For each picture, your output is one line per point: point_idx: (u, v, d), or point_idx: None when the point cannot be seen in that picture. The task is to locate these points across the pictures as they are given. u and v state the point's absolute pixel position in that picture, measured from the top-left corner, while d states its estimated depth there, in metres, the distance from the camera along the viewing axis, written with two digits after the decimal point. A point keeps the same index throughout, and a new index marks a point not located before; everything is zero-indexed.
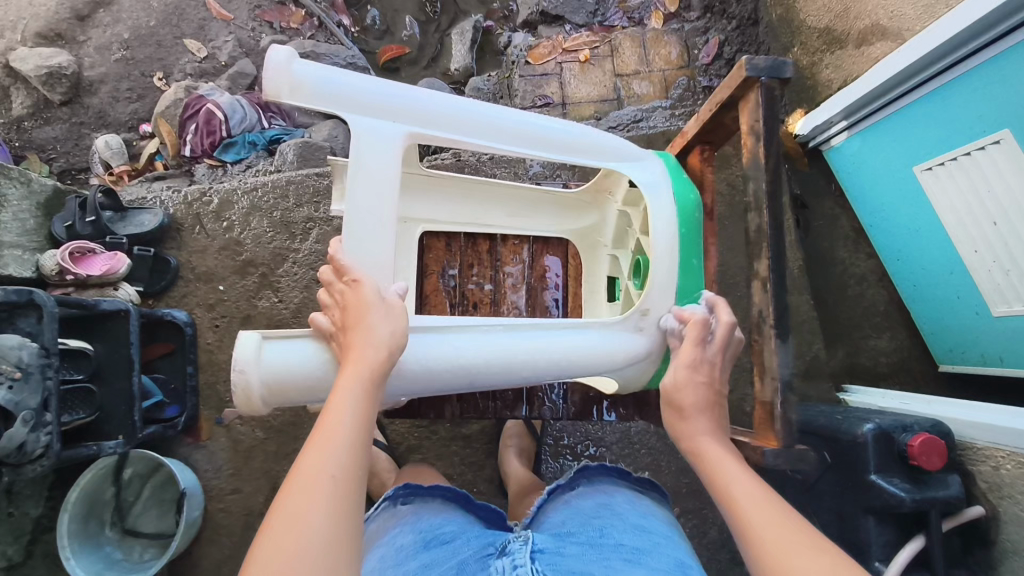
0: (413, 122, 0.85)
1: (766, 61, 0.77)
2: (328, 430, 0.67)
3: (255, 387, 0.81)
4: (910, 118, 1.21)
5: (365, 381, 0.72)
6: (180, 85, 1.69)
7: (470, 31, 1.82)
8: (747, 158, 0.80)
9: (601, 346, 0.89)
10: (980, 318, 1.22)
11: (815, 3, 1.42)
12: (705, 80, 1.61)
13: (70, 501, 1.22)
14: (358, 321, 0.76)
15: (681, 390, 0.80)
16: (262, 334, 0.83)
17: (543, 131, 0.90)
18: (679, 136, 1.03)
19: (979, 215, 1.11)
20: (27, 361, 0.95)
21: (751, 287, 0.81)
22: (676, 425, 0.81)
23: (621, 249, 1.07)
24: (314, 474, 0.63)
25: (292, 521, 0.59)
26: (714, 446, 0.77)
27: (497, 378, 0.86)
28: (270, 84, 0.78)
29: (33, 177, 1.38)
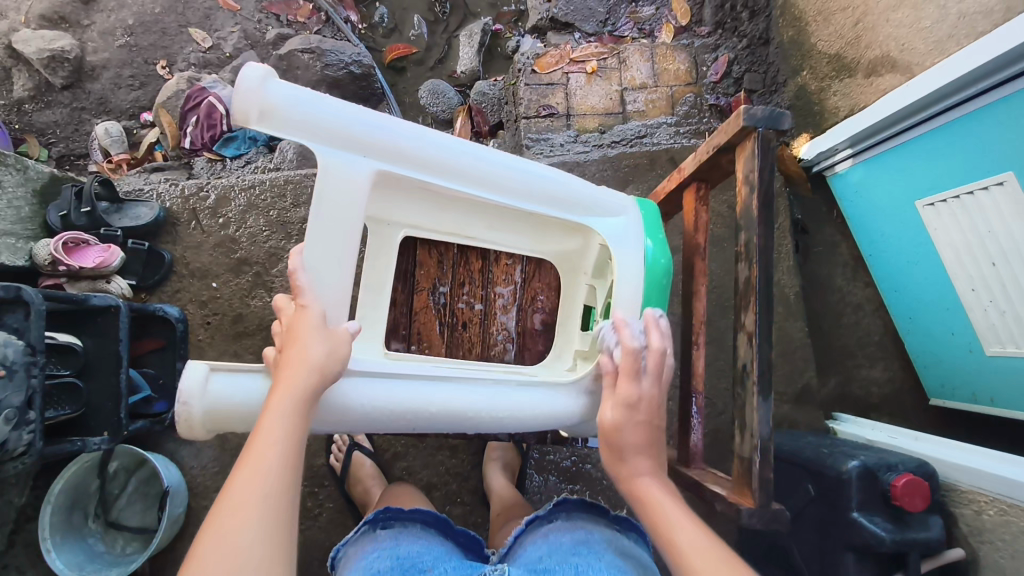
0: (382, 152, 0.83)
1: (764, 112, 0.75)
2: (255, 459, 0.65)
3: (199, 416, 0.81)
4: (916, 152, 1.19)
5: (297, 411, 0.71)
6: (182, 76, 1.68)
7: (479, 34, 1.81)
8: (742, 206, 0.80)
9: (549, 405, 0.90)
10: (972, 358, 1.21)
11: (827, 28, 1.40)
12: (712, 98, 1.60)
13: (54, 492, 1.22)
14: (295, 346, 0.75)
15: (621, 431, 0.78)
16: (210, 364, 0.82)
17: (516, 170, 0.89)
18: (677, 170, 0.99)
19: (979, 256, 1.09)
20: (12, 358, 0.95)
21: (738, 339, 0.81)
22: (614, 465, 0.79)
23: (599, 281, 1.03)
24: (242, 507, 0.62)
25: (218, 555, 0.58)
26: (657, 490, 0.77)
27: (443, 424, 0.87)
28: (239, 107, 0.77)
29: (29, 164, 1.37)
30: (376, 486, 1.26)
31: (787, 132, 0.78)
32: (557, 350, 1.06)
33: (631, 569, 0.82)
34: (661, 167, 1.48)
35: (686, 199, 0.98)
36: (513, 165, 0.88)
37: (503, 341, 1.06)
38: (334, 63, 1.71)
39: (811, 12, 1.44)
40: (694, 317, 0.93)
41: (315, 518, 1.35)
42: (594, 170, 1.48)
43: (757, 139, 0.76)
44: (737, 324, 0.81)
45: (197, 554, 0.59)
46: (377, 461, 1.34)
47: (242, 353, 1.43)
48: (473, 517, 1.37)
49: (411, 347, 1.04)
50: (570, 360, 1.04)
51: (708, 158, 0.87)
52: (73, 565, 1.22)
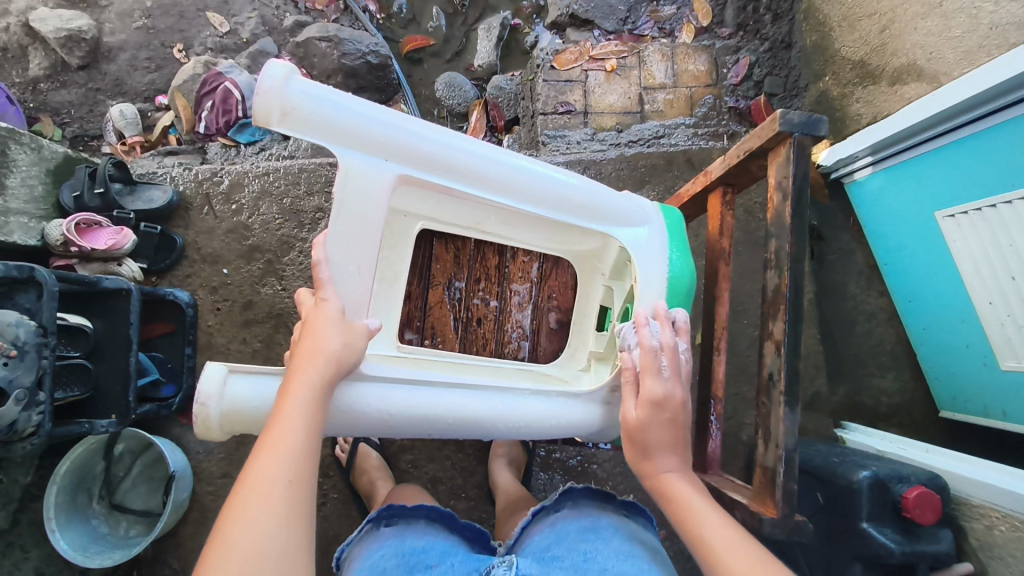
0: (403, 156, 0.83)
1: (801, 117, 0.74)
2: (276, 439, 0.65)
3: (217, 419, 0.80)
4: (939, 161, 1.17)
5: (314, 396, 0.71)
6: (199, 60, 1.67)
7: (498, 28, 1.80)
8: (772, 213, 0.79)
9: (565, 414, 0.89)
10: (986, 373, 1.20)
11: (851, 34, 1.38)
12: (731, 100, 1.58)
13: (60, 473, 1.22)
14: (307, 337, 0.75)
15: (645, 430, 0.78)
16: (227, 365, 0.81)
17: (537, 177, 0.88)
18: (702, 173, 0.98)
19: (999, 269, 1.08)
20: (24, 339, 0.94)
21: (763, 347, 0.80)
22: (638, 460, 0.79)
23: (616, 283, 1.03)
24: (265, 486, 0.61)
25: (243, 535, 0.58)
26: (681, 483, 0.76)
27: (455, 430, 0.87)
28: (261, 107, 0.76)
29: (45, 143, 1.36)
30: (381, 479, 1.26)
31: (823, 138, 0.76)
32: (572, 349, 1.05)
33: (643, 552, 0.82)
34: (678, 168, 1.47)
35: (712, 202, 0.96)
36: (535, 172, 0.87)
37: (518, 339, 1.06)
38: (351, 52, 1.70)
39: (835, 17, 1.43)
40: (716, 321, 0.92)
41: (319, 508, 1.35)
42: (610, 169, 1.47)
43: (791, 146, 0.75)
44: (763, 332, 0.81)
45: (223, 531, 0.58)
46: (382, 453, 1.33)
47: (250, 340, 1.43)
48: (476, 513, 1.37)
49: (425, 339, 1.03)
50: (584, 362, 1.05)
51: (737, 162, 0.85)
52: (77, 545, 1.22)
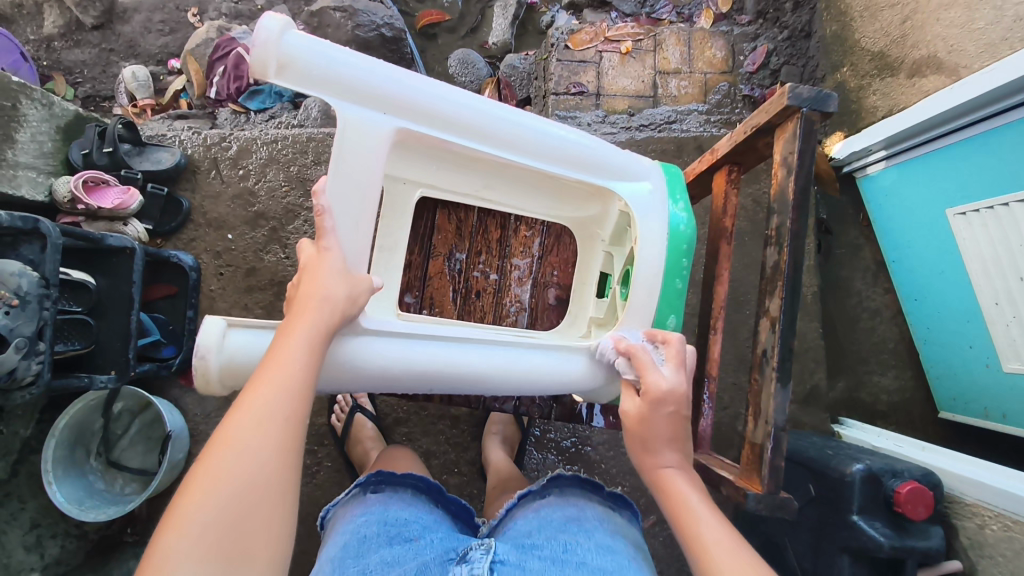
0: (404, 110, 0.82)
1: (810, 92, 0.72)
2: (276, 368, 0.65)
3: (215, 371, 0.80)
4: (953, 157, 1.16)
5: (314, 338, 0.70)
6: (212, 25, 1.67)
7: (514, 5, 1.78)
8: (776, 191, 0.78)
9: (561, 371, 0.89)
10: (988, 373, 1.19)
11: (872, 24, 1.35)
12: (746, 89, 1.57)
13: (58, 427, 1.24)
14: (307, 280, 0.75)
15: (649, 424, 0.75)
16: (227, 319, 0.82)
17: (539, 133, 0.87)
18: (709, 150, 0.96)
19: (1007, 269, 1.07)
20: (26, 289, 0.95)
21: (760, 325, 0.80)
22: (640, 457, 0.77)
23: (617, 249, 1.01)
24: (258, 412, 0.61)
25: (231, 454, 0.58)
26: (682, 481, 0.74)
27: (454, 386, 0.86)
28: (257, 59, 0.75)
29: (56, 100, 1.36)
30: (374, 449, 1.26)
31: (832, 116, 0.75)
32: (572, 322, 1.04)
33: (623, 547, 0.82)
34: (687, 155, 1.46)
35: (717, 180, 0.95)
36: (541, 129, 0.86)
37: (516, 313, 1.05)
38: (365, 23, 1.70)
39: (857, 7, 1.40)
40: (715, 300, 0.91)
41: (312, 476, 1.36)
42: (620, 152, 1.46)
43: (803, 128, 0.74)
44: (761, 310, 0.80)
45: (214, 454, 0.59)
46: (378, 425, 1.34)
47: (251, 306, 1.43)
48: (468, 488, 1.38)
49: (424, 310, 1.03)
50: (584, 329, 1.02)
51: (744, 139, 0.84)
52: (72, 499, 1.24)
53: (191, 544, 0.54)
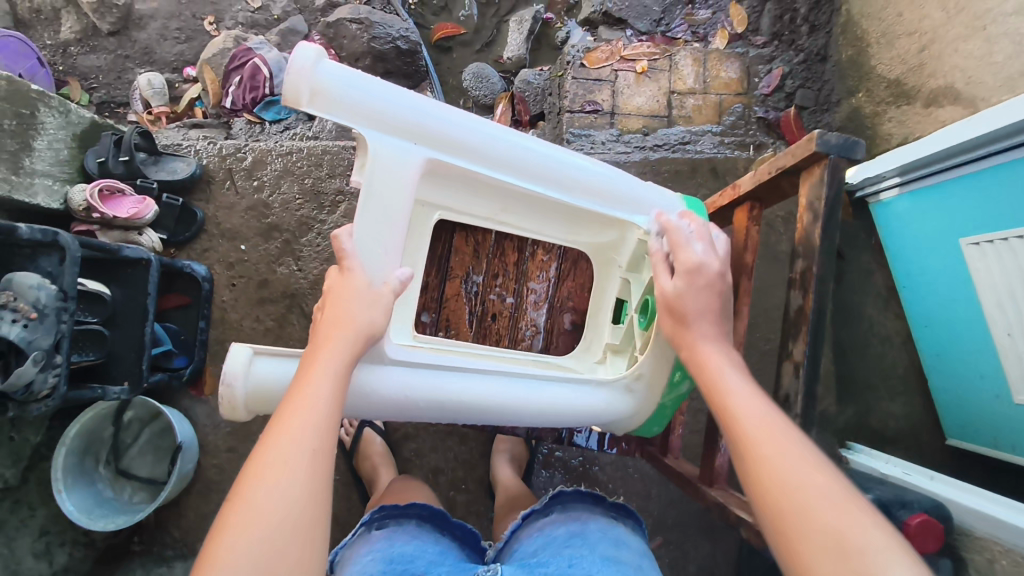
0: (432, 141, 0.82)
1: (838, 139, 0.73)
2: (298, 408, 0.65)
3: (242, 399, 0.80)
4: (967, 189, 1.16)
5: (339, 371, 0.70)
6: (230, 34, 1.67)
7: (530, 21, 1.79)
8: (800, 235, 0.79)
9: (583, 403, 0.89)
10: (999, 404, 1.19)
11: (889, 51, 1.35)
12: (761, 111, 1.57)
13: (69, 435, 1.24)
14: (333, 309, 0.76)
15: (681, 297, 0.80)
16: (253, 347, 0.81)
17: (562, 164, 0.87)
18: (730, 186, 0.96)
19: (1021, 302, 1.07)
20: (44, 302, 0.95)
21: (782, 367, 0.80)
22: (675, 332, 0.81)
23: (634, 276, 1.00)
24: (283, 456, 0.62)
25: (259, 500, 0.59)
26: (718, 355, 0.77)
27: (473, 416, 0.86)
28: (290, 87, 0.76)
29: (72, 108, 1.36)
30: (383, 465, 1.26)
31: (857, 162, 0.75)
32: (586, 347, 1.05)
33: (628, 556, 0.82)
34: (701, 177, 1.46)
35: (738, 216, 0.95)
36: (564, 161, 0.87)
37: (531, 336, 1.05)
38: (381, 36, 1.71)
39: (874, 33, 1.40)
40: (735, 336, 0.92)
41: None
42: (634, 171, 1.47)
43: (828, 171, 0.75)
44: (783, 352, 0.81)
45: (243, 497, 0.59)
46: (387, 440, 1.34)
47: (263, 318, 1.44)
48: (475, 506, 1.38)
49: (439, 332, 1.03)
50: (600, 354, 1.03)
51: (768, 179, 0.84)
52: (82, 509, 1.24)
53: None
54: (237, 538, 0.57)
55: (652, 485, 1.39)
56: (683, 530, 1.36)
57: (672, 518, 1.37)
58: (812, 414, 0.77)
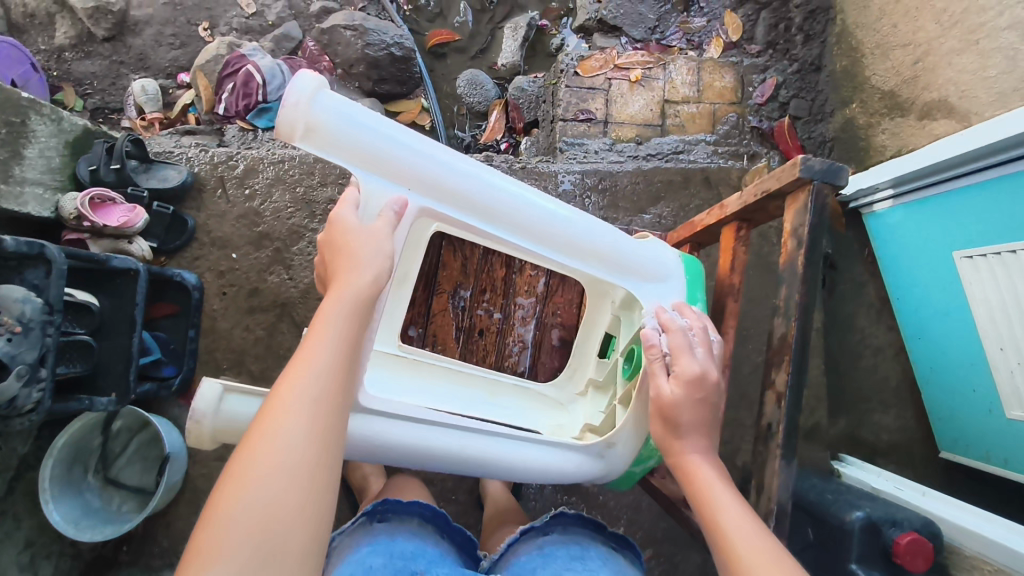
0: (422, 185, 0.82)
1: (823, 164, 0.73)
2: (309, 355, 0.63)
3: (209, 431, 0.80)
4: (961, 201, 1.15)
5: (348, 311, 0.67)
6: (223, 41, 1.67)
7: (525, 28, 1.79)
8: (785, 261, 0.79)
9: (556, 465, 0.87)
10: (991, 419, 1.19)
11: (884, 63, 1.35)
12: (755, 120, 1.56)
13: (56, 446, 1.24)
14: (343, 253, 0.73)
15: (679, 408, 0.77)
16: (224, 384, 0.81)
17: (552, 219, 0.86)
18: (717, 206, 0.95)
19: (1014, 316, 1.06)
20: (29, 315, 0.94)
21: (765, 397, 0.80)
22: (664, 441, 0.79)
23: (625, 314, 0.97)
24: (291, 400, 0.59)
25: (266, 447, 0.56)
26: (705, 466, 0.76)
27: (443, 467, 0.84)
28: (285, 119, 0.75)
29: (65, 116, 1.35)
30: (372, 476, 1.26)
31: (842, 188, 0.76)
32: (574, 372, 1.03)
33: None
34: (694, 187, 1.45)
35: (724, 235, 0.95)
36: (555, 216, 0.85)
37: (518, 352, 1.05)
38: (375, 42, 1.70)
39: (869, 45, 1.40)
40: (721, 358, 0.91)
41: None
42: (626, 183, 1.45)
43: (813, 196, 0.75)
44: (766, 380, 0.80)
45: (248, 445, 0.57)
46: None
47: (253, 327, 1.43)
48: (465, 517, 1.37)
49: (425, 347, 1.03)
50: (581, 386, 1.02)
51: (754, 201, 0.84)
52: (69, 519, 1.24)
53: (228, 541, 0.52)
54: (243, 486, 0.54)
55: (643, 497, 1.38)
56: (673, 543, 1.35)
57: (662, 530, 1.36)
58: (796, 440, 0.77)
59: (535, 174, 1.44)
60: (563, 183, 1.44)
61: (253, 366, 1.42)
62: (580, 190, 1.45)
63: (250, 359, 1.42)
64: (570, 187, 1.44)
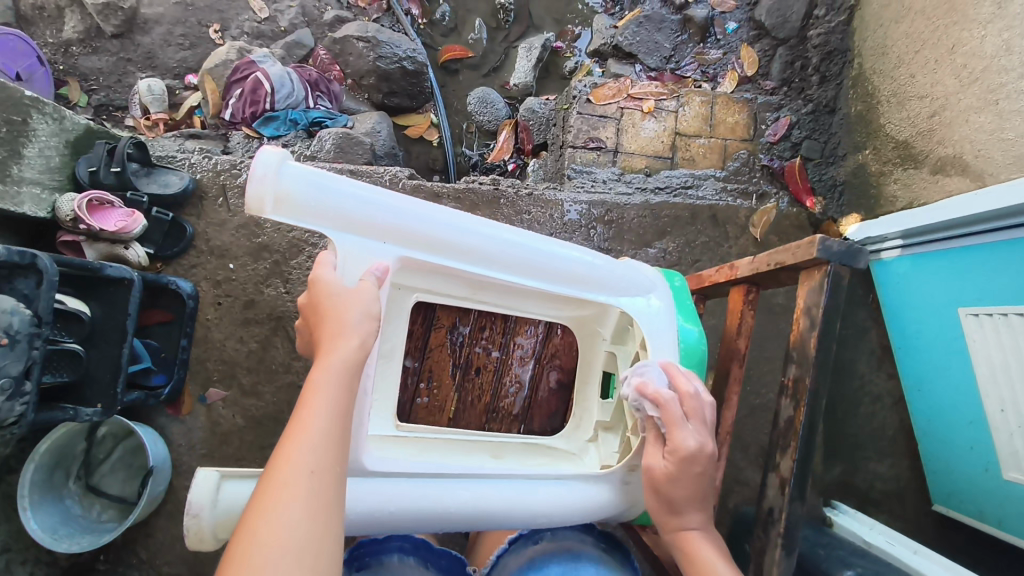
0: (404, 237, 0.81)
1: (840, 246, 0.74)
2: (304, 424, 0.61)
3: (210, 528, 0.75)
4: (969, 262, 1.12)
5: (341, 384, 0.66)
6: (233, 45, 1.65)
7: (539, 49, 1.79)
8: (796, 340, 0.79)
9: (576, 499, 0.84)
10: (987, 479, 1.16)
11: (899, 112, 1.33)
12: (766, 158, 1.55)
13: (39, 451, 1.21)
14: (334, 318, 0.70)
15: (672, 484, 0.76)
16: (221, 470, 0.77)
17: (540, 254, 0.86)
18: (727, 266, 0.94)
19: (1018, 381, 1.03)
20: (16, 328, 0.92)
21: (766, 478, 0.80)
22: (662, 516, 0.78)
23: (619, 347, 0.97)
24: (288, 475, 0.57)
25: (268, 533, 0.54)
26: (705, 546, 0.75)
27: (448, 525, 0.79)
28: (254, 195, 0.73)
29: (67, 115, 1.33)
30: None
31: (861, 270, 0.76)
32: (571, 422, 1.02)
33: None
34: (701, 224, 1.44)
35: (733, 297, 0.93)
36: (542, 249, 0.85)
37: (514, 392, 1.03)
38: (387, 55, 1.68)
39: (885, 92, 1.38)
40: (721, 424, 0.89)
41: None
42: (633, 216, 1.43)
43: (826, 273, 0.75)
44: (769, 463, 0.81)
45: (248, 529, 0.54)
46: None
47: (247, 339, 1.41)
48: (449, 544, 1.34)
49: (422, 384, 1.01)
50: (591, 432, 0.99)
51: (766, 270, 0.83)
52: (47, 527, 1.21)
53: None
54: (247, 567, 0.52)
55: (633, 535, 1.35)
56: None
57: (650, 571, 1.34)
58: (793, 518, 0.76)
59: (541, 201, 1.42)
60: (569, 211, 1.42)
61: (244, 379, 1.40)
62: (585, 220, 1.42)
63: (242, 372, 1.40)
64: (575, 216, 1.41)
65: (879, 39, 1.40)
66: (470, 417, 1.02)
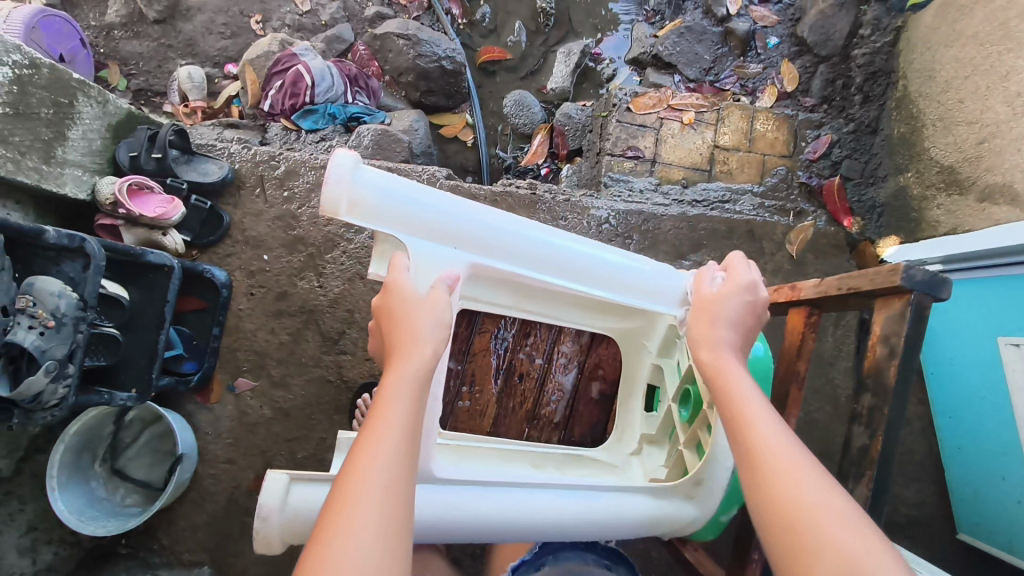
0: (473, 245, 0.81)
1: (925, 276, 0.73)
2: (375, 437, 0.61)
3: (277, 531, 0.74)
4: (1015, 290, 1.11)
5: (413, 399, 0.66)
6: (276, 37, 1.65)
7: (577, 55, 1.79)
8: (871, 367, 0.79)
9: (637, 513, 0.83)
10: (1019, 510, 1.15)
11: (945, 137, 1.32)
12: (805, 175, 1.55)
13: (70, 432, 1.22)
14: (406, 330, 0.71)
15: (723, 300, 0.77)
16: (290, 473, 0.75)
17: (601, 263, 0.86)
18: (787, 286, 0.94)
19: None
20: (63, 311, 0.93)
21: None
22: (699, 331, 0.77)
23: (665, 360, 0.98)
24: (361, 492, 0.57)
25: (342, 553, 0.53)
26: (735, 362, 0.73)
27: (511, 537, 0.78)
28: (329, 199, 0.73)
29: (110, 98, 1.33)
30: None
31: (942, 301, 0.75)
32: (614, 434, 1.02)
33: None
34: (737, 238, 1.43)
35: (792, 318, 0.94)
36: (603, 259, 0.86)
37: (556, 401, 1.03)
38: (427, 54, 1.68)
39: (931, 116, 1.37)
40: None
41: None
42: (669, 227, 1.42)
43: (909, 303, 0.75)
44: None
45: (322, 542, 0.55)
46: None
47: (278, 330, 1.41)
48: (471, 547, 1.33)
49: (464, 388, 1.00)
50: (634, 444, 0.99)
51: (836, 295, 0.83)
52: (74, 508, 1.21)
53: None
54: None
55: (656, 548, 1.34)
56: None
57: None
58: None
59: (578, 208, 1.41)
60: (606, 219, 1.41)
61: (273, 370, 1.40)
62: (622, 229, 1.42)
63: (272, 363, 1.40)
64: (613, 224, 1.41)
65: (926, 61, 1.39)
66: (511, 424, 1.02)
